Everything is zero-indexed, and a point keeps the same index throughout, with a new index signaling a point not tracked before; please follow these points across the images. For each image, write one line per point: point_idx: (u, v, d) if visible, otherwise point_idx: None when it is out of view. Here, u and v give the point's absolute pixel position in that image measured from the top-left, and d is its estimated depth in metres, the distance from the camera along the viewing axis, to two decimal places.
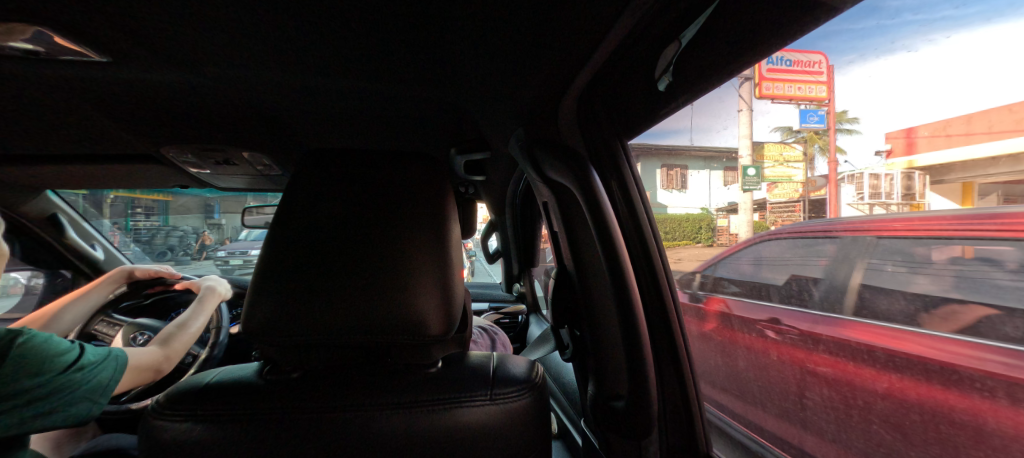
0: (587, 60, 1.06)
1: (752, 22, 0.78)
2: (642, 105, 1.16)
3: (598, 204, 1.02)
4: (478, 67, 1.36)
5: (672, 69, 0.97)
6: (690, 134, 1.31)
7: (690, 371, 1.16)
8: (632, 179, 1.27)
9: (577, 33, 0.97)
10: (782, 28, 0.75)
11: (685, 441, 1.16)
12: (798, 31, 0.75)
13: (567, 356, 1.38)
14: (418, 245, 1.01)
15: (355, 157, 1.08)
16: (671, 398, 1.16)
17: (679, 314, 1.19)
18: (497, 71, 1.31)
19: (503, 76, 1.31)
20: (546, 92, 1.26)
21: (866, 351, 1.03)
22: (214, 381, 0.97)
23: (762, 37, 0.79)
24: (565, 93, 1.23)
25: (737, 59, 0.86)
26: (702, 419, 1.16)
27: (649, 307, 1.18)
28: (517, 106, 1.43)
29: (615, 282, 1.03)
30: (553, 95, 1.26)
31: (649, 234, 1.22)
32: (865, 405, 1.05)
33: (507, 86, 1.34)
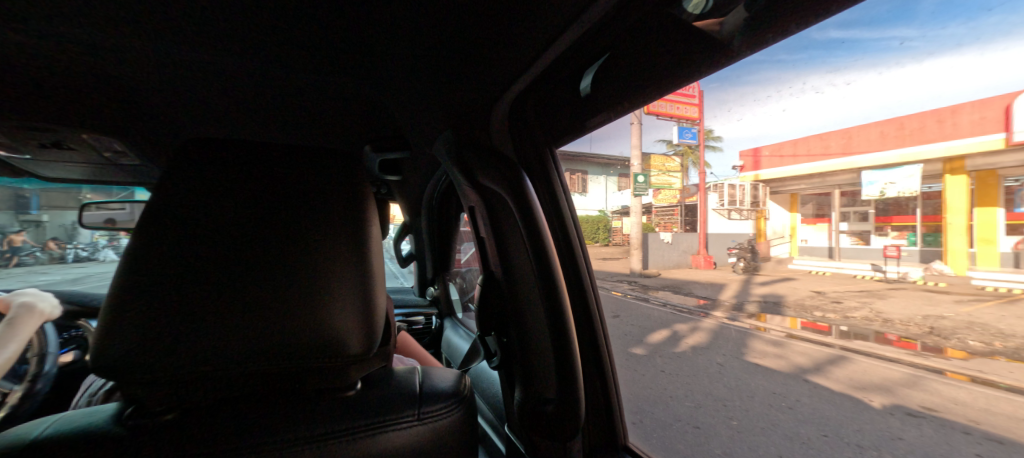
0: (529, 66, 1.06)
1: (669, 46, 0.88)
2: (570, 114, 1.21)
3: (530, 212, 1.04)
4: (406, 62, 1.29)
5: (594, 73, 1.03)
6: (590, 143, 1.50)
7: (610, 365, 1.24)
8: (558, 184, 1.31)
9: (523, 37, 0.98)
10: (686, 60, 0.88)
11: (606, 435, 1.22)
12: (709, 63, 0.87)
13: (494, 364, 1.29)
14: (335, 262, 0.88)
15: (250, 155, 0.87)
16: (591, 395, 1.22)
17: (601, 313, 1.26)
18: (428, 71, 1.28)
19: (435, 75, 1.28)
20: (481, 89, 1.24)
21: (679, 355, 2.81)
22: (46, 434, 0.73)
23: (675, 64, 0.91)
24: (500, 95, 1.21)
25: (664, 76, 0.95)
26: (621, 412, 1.25)
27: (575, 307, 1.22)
28: (446, 100, 1.36)
29: (546, 286, 1.06)
30: (486, 95, 1.24)
31: (573, 233, 1.27)
32: (771, 404, 1.98)
33: (439, 85, 1.31)
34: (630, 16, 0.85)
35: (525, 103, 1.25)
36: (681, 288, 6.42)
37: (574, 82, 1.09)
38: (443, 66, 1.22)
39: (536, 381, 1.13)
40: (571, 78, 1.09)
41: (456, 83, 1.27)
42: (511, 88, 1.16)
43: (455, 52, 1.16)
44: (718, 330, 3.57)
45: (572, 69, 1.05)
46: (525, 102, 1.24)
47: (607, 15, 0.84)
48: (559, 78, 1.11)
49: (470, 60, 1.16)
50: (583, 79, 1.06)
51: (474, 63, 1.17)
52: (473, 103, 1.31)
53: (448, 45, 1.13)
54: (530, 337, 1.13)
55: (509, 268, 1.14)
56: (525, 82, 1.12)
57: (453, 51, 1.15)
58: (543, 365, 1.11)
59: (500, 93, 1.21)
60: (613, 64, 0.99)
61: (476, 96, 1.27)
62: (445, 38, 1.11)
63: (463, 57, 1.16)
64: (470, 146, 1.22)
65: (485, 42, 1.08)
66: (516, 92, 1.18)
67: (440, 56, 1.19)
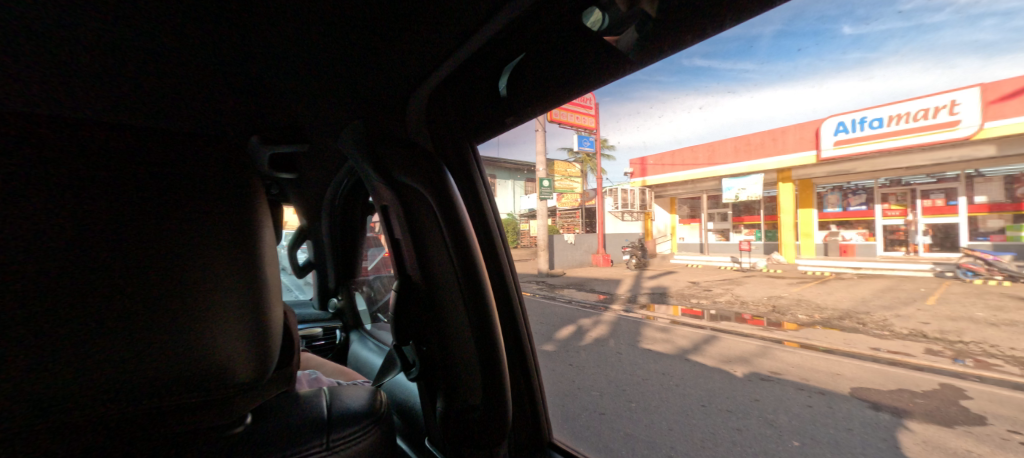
0: (450, 54, 1.05)
1: (578, 53, 0.95)
2: (487, 112, 1.22)
3: (452, 207, 1.07)
4: (308, 50, 1.15)
5: (509, 73, 1.07)
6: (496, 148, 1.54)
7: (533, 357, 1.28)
8: (481, 180, 1.30)
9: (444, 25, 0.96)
10: (596, 63, 0.96)
11: (533, 432, 1.23)
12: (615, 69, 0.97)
13: (413, 376, 1.17)
14: (220, 283, 0.63)
15: (50, 123, 0.54)
16: (517, 395, 1.23)
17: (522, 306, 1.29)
18: (338, 59, 1.16)
19: (345, 64, 1.18)
20: (400, 78, 1.18)
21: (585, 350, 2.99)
22: None
23: (582, 69, 0.98)
24: (422, 82, 1.18)
25: (576, 78, 1.01)
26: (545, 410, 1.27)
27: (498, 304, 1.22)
28: (360, 86, 1.26)
29: (469, 278, 1.09)
30: (406, 83, 1.19)
31: (494, 228, 1.28)
32: None
33: (351, 71, 1.20)
34: (545, 19, 0.89)
35: (443, 97, 1.21)
36: (584, 285, 6.89)
37: (492, 80, 1.11)
38: (356, 55, 1.14)
39: (458, 389, 1.09)
40: (488, 77, 1.10)
41: (371, 70, 1.18)
42: (434, 78, 1.14)
43: (368, 38, 1.07)
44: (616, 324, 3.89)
45: (490, 66, 1.07)
46: (442, 96, 1.21)
47: (530, 13, 0.88)
48: (478, 76, 1.11)
49: (383, 47, 1.09)
50: (499, 78, 1.09)
51: (392, 53, 1.10)
52: (393, 91, 1.24)
53: (360, 32, 1.05)
54: (451, 343, 1.08)
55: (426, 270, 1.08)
56: (447, 75, 1.11)
57: (365, 38, 1.07)
58: (465, 371, 1.08)
59: (422, 84, 1.18)
60: (528, 66, 1.03)
61: (395, 85, 1.21)
62: (358, 26, 1.03)
63: (376, 44, 1.09)
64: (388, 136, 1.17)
65: (400, 30, 1.03)
66: (436, 84, 1.15)
67: (352, 45, 1.10)
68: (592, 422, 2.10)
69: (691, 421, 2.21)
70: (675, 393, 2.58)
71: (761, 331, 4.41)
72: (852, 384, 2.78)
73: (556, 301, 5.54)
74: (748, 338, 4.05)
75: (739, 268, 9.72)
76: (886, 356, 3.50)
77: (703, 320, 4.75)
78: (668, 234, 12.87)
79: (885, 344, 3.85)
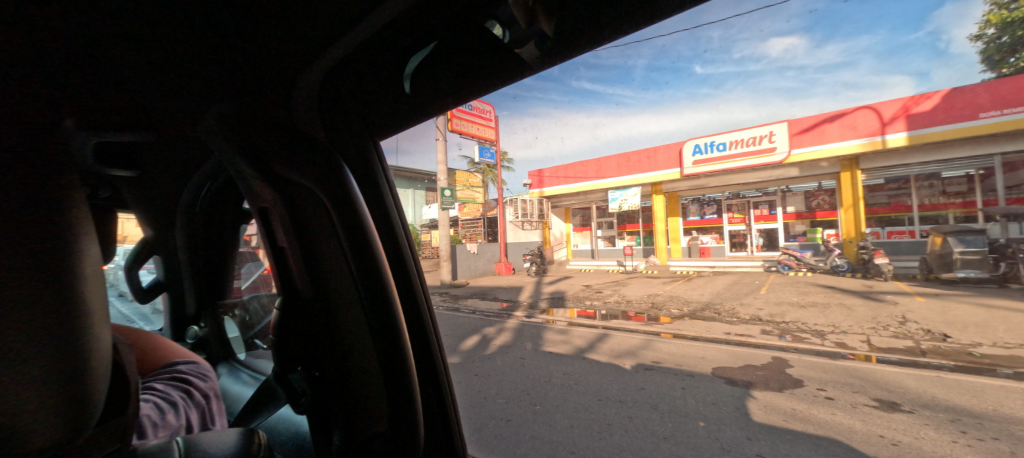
0: (343, 39, 0.98)
1: (482, 56, 1.06)
2: (389, 106, 1.21)
3: (348, 204, 1.05)
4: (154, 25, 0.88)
5: (413, 75, 1.12)
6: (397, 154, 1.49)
7: (443, 360, 1.26)
8: (383, 176, 1.23)
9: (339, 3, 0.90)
10: (499, 66, 1.10)
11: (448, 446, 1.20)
12: (512, 69, 1.12)
13: (303, 408, 0.99)
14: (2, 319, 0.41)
15: None
16: (427, 407, 1.19)
17: (429, 304, 1.28)
18: (202, 34, 0.94)
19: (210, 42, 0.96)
20: (281, 61, 1.02)
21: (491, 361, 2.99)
22: None
23: (485, 69, 1.11)
24: (309, 65, 1.05)
25: (478, 77, 1.14)
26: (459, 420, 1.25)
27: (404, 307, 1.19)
28: (224, 68, 1.02)
29: (368, 276, 1.07)
30: (291, 67, 1.04)
31: (399, 229, 1.23)
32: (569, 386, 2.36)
33: (216, 49, 0.98)
34: (449, 10, 0.92)
35: (341, 84, 1.11)
36: (487, 294, 6.93)
37: (395, 82, 1.12)
38: (224, 31, 0.94)
39: (362, 411, 1.02)
40: (391, 79, 1.11)
41: (239, 47, 0.98)
42: (327, 69, 1.06)
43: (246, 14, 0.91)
44: (519, 334, 3.98)
45: (391, 58, 1.05)
46: (338, 84, 1.11)
47: (441, 13, 0.93)
48: (380, 77, 1.11)
49: (263, 21, 0.94)
50: (403, 80, 1.12)
51: (273, 29, 0.96)
52: (269, 75, 1.05)
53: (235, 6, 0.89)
54: (349, 353, 1.02)
55: (316, 278, 1.02)
56: (346, 71, 1.08)
57: (241, 12, 0.91)
58: (368, 378, 1.04)
59: (312, 72, 1.06)
60: (433, 67, 1.10)
61: (274, 67, 1.04)
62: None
63: (256, 18, 0.93)
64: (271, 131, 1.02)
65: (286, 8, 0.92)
66: (331, 77, 1.09)
67: (220, 14, 0.90)
68: (501, 431, 2.10)
69: (590, 414, 2.34)
70: (575, 390, 2.72)
71: (643, 325, 4.96)
72: (713, 365, 3.29)
73: (460, 312, 5.45)
74: (633, 333, 4.52)
75: (624, 271, 10.86)
76: (734, 338, 4.23)
77: (596, 320, 5.15)
78: (563, 242, 13.76)
79: (733, 328, 4.67)
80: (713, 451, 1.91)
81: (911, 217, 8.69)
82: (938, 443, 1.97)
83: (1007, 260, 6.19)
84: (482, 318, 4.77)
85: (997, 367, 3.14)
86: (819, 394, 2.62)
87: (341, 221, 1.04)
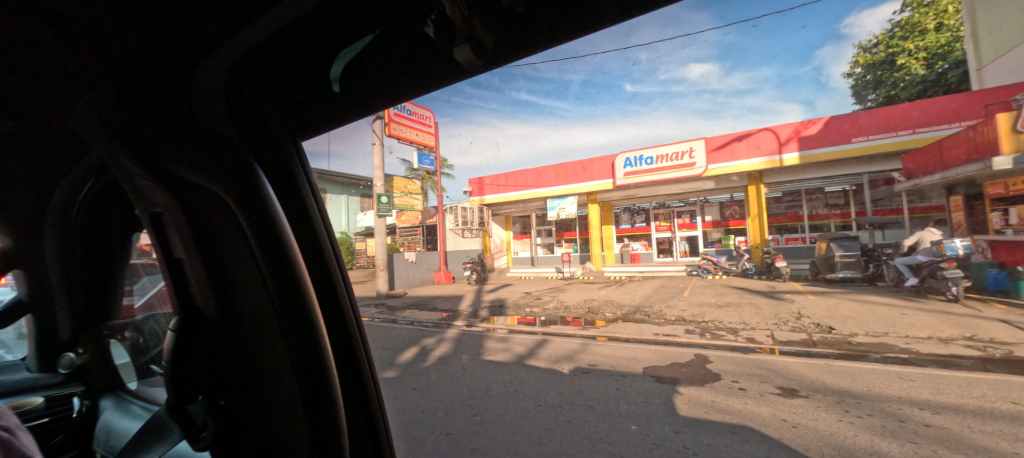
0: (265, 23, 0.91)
1: (416, 58, 1.06)
2: (314, 106, 1.16)
3: (266, 212, 0.99)
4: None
5: (340, 77, 1.08)
6: None
7: (373, 373, 1.22)
8: (306, 180, 1.17)
9: None
10: (433, 74, 1.10)
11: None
12: (447, 77, 1.13)
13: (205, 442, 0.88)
14: None
15: None
16: (355, 424, 1.13)
17: (357, 312, 1.24)
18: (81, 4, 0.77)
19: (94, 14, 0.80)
20: (188, 51, 0.92)
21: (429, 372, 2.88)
22: None
23: (419, 73, 1.10)
24: (221, 55, 0.94)
25: (412, 81, 1.13)
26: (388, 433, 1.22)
27: (331, 320, 1.12)
28: (111, 49, 0.86)
29: (290, 287, 1.01)
30: (198, 55, 0.93)
31: (325, 236, 1.18)
32: None
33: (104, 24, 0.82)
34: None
35: (259, 78, 1.04)
36: (426, 304, 6.70)
37: (322, 83, 1.09)
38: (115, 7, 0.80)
39: (274, 419, 1.00)
40: (317, 82, 1.08)
41: (127, 33, 0.85)
42: (242, 68, 0.99)
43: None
44: (458, 345, 3.89)
45: (318, 45, 1.00)
46: (257, 79, 1.04)
47: (365, 10, 0.93)
48: (304, 79, 1.07)
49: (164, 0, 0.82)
50: (331, 84, 1.10)
51: (170, 19, 0.85)
52: (169, 69, 0.93)
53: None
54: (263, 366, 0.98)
55: (223, 288, 0.98)
56: (266, 70, 1.03)
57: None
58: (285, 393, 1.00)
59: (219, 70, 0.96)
60: (361, 68, 1.08)
61: (173, 60, 0.92)
62: None
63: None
64: (171, 132, 0.93)
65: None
66: (249, 77, 1.02)
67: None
68: (438, 446, 2.02)
69: (530, 421, 2.34)
70: (515, 398, 2.71)
71: (581, 330, 5.11)
72: (644, 364, 3.49)
73: (397, 323, 5.20)
74: (571, 337, 4.64)
75: (562, 277, 11.19)
76: (662, 338, 4.52)
77: (536, 326, 5.22)
78: (503, 249, 13.86)
79: (661, 328, 5.00)
80: (644, 448, 2.01)
81: (803, 225, 10.04)
82: (828, 422, 2.26)
83: (873, 262, 7.38)
84: (420, 330, 4.60)
85: (869, 353, 3.70)
86: (734, 386, 2.87)
87: (259, 229, 0.98)
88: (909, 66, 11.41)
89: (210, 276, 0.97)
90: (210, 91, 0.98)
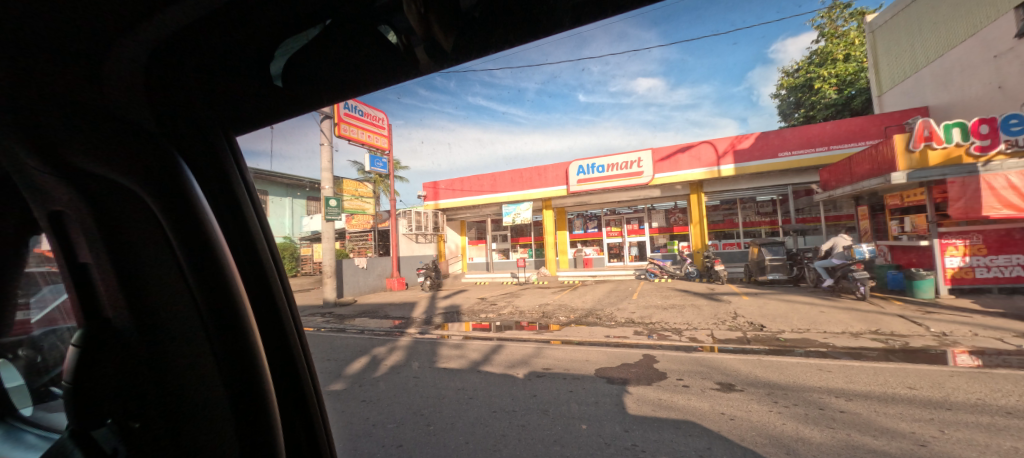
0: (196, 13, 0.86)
1: (364, 59, 1.11)
2: (248, 99, 1.15)
3: (195, 205, 1.00)
4: None
5: (283, 73, 1.11)
6: None
7: (303, 354, 1.29)
8: (235, 172, 1.17)
9: None
10: (380, 72, 1.16)
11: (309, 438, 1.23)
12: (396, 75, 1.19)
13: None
14: None
15: None
16: (287, 403, 1.19)
17: (288, 299, 1.29)
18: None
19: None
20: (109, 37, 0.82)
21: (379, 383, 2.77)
22: None
23: (365, 72, 1.16)
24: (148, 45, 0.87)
25: (359, 78, 1.18)
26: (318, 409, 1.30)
27: (260, 308, 1.16)
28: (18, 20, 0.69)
29: (220, 279, 1.03)
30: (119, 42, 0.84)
31: (254, 228, 1.20)
32: None
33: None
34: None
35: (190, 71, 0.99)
36: (377, 312, 6.42)
37: (263, 80, 1.10)
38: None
39: (207, 429, 0.95)
40: (256, 79, 1.09)
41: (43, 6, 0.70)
42: (165, 60, 0.93)
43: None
44: (411, 353, 3.76)
45: (258, 37, 0.96)
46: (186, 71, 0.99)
47: (311, 7, 0.91)
48: (238, 73, 1.05)
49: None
50: (273, 79, 1.11)
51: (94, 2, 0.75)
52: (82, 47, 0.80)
53: None
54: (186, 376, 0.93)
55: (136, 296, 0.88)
56: (194, 63, 0.98)
57: None
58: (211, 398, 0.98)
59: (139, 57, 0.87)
60: (304, 65, 1.11)
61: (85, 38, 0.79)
62: None
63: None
64: (82, 121, 0.81)
65: None
66: (173, 69, 0.96)
67: None
68: None
69: (484, 427, 2.31)
70: (470, 405, 2.66)
71: (536, 334, 5.15)
72: (595, 366, 3.57)
73: (346, 333, 4.92)
74: (525, 342, 4.66)
75: (518, 282, 11.25)
76: (614, 340, 4.67)
77: (491, 332, 5.17)
78: (458, 255, 13.69)
79: (612, 331, 5.17)
80: (596, 448, 2.05)
81: (738, 232, 10.88)
82: (760, 414, 2.44)
83: (797, 265, 8.16)
84: (370, 340, 4.39)
85: (794, 348, 4.07)
86: (679, 384, 3.03)
87: (188, 223, 0.98)
88: (823, 90, 12.83)
89: (123, 283, 0.86)
90: (127, 78, 0.89)
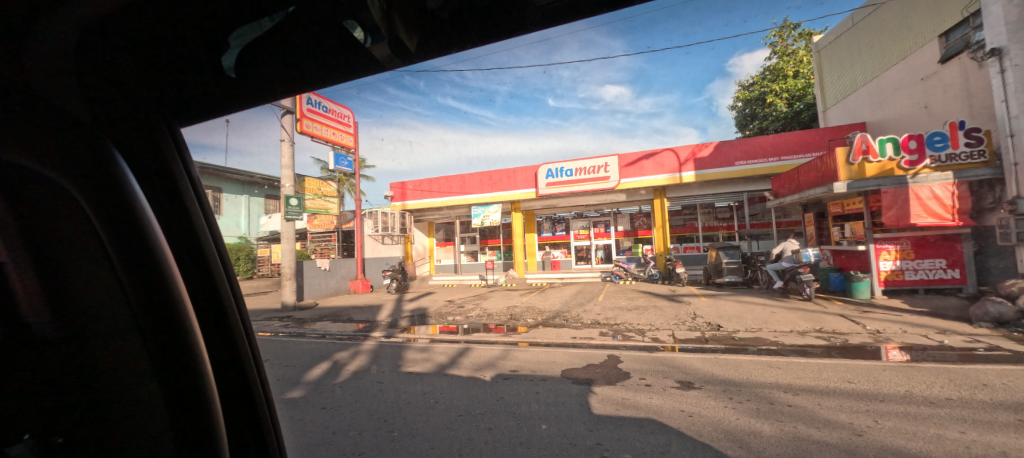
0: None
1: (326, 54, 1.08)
2: (195, 91, 1.09)
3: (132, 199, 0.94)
4: None
5: (238, 64, 1.06)
6: None
7: (247, 352, 1.25)
8: (179, 167, 1.11)
9: None
10: (343, 67, 1.14)
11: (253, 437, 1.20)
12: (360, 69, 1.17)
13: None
14: None
15: None
16: (232, 403, 1.16)
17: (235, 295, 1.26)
18: None
19: None
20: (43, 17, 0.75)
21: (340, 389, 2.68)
22: None
23: (327, 67, 1.13)
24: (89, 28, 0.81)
25: (320, 72, 1.15)
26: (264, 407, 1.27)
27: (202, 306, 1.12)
28: None
29: (160, 277, 0.98)
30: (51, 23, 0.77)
31: (197, 223, 1.15)
32: None
33: None
34: None
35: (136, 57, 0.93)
36: (341, 316, 6.21)
37: (216, 71, 1.05)
38: None
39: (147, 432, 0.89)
40: (207, 70, 1.03)
41: None
42: (106, 43, 0.86)
43: None
44: (376, 357, 3.66)
45: (205, 28, 0.91)
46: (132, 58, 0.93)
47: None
48: (187, 70, 1.01)
49: None
50: (226, 71, 1.07)
51: None
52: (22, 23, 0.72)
53: None
54: (118, 375, 0.88)
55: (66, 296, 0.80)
56: (139, 50, 0.91)
57: None
58: (150, 401, 0.92)
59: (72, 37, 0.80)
60: (261, 59, 1.06)
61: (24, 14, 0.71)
62: None
63: None
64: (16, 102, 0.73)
65: None
66: (113, 55, 0.89)
67: None
68: None
69: (450, 431, 2.28)
70: (436, 409, 2.62)
71: (504, 336, 5.15)
72: (562, 367, 3.62)
73: (307, 338, 4.72)
74: (494, 344, 4.65)
75: (486, 285, 11.22)
76: (581, 341, 4.75)
77: (459, 335, 5.12)
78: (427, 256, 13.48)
79: (579, 332, 5.26)
80: (561, 448, 2.07)
81: (698, 236, 11.37)
82: (715, 410, 2.56)
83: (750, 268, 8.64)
84: (334, 344, 4.23)
85: (747, 346, 4.30)
86: (642, 382, 3.12)
87: (123, 217, 0.92)
88: (775, 104, 13.77)
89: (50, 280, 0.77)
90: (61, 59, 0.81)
